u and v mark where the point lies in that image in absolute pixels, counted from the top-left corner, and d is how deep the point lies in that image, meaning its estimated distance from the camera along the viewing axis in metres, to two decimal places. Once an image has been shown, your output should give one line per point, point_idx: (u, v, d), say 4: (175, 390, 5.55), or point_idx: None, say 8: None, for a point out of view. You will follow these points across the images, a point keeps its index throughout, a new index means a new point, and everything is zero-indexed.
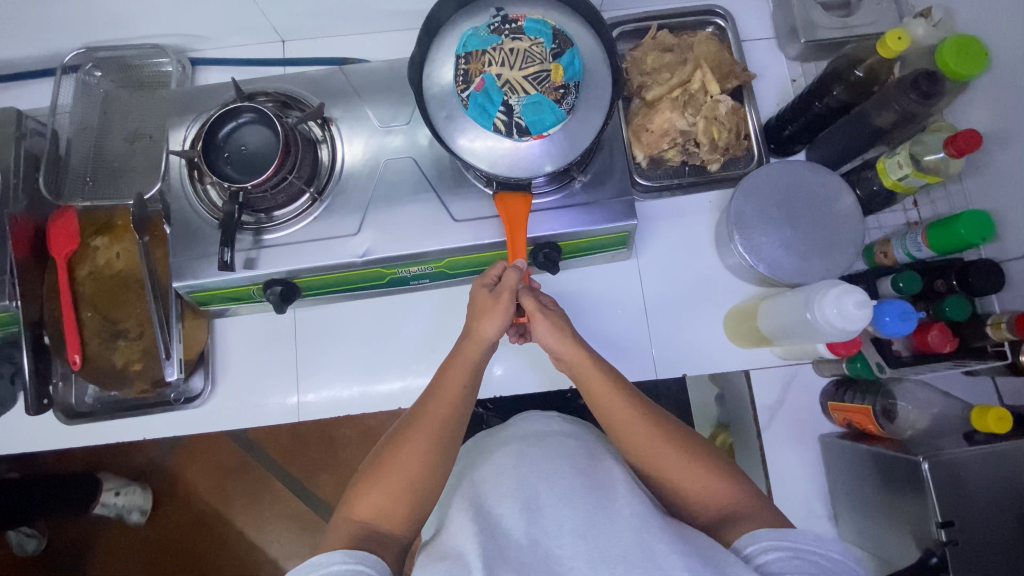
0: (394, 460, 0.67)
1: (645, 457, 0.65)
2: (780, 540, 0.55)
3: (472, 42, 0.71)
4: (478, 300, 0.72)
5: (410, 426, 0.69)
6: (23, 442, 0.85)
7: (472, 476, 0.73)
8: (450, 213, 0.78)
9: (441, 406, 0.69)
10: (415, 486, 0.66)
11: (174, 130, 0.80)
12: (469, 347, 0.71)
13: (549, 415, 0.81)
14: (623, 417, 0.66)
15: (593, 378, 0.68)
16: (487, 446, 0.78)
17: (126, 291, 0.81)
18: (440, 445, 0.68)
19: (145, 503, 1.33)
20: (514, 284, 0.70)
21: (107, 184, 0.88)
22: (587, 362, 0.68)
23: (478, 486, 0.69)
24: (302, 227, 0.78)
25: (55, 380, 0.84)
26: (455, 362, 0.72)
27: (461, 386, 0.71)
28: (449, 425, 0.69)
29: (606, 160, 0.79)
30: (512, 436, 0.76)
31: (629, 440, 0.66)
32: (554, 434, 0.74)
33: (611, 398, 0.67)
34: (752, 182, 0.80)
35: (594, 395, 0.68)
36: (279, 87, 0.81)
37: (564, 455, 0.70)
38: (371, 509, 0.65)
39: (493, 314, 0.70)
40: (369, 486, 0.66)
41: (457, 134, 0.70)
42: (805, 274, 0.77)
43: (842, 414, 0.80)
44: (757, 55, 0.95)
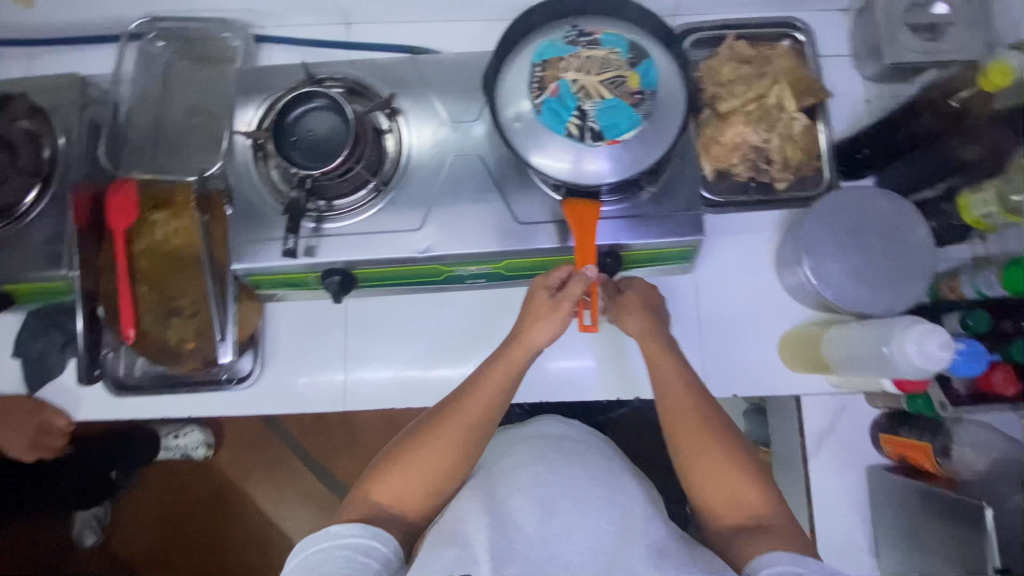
0: (417, 451, 0.67)
1: (695, 456, 0.65)
2: (796, 565, 0.56)
3: (549, 51, 0.69)
4: (535, 305, 0.70)
5: (439, 421, 0.68)
6: (76, 409, 0.87)
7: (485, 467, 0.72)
8: (514, 215, 0.77)
9: (473, 407, 0.68)
10: (432, 481, 0.67)
11: (241, 110, 0.79)
12: (514, 352, 0.70)
13: (560, 420, 0.80)
14: (681, 406, 0.67)
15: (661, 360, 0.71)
16: (505, 444, 0.76)
17: (182, 267, 0.80)
18: (464, 447, 0.67)
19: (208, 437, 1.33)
20: (577, 295, 0.68)
21: (164, 158, 0.85)
22: (655, 345, 0.72)
23: (491, 478, 0.69)
24: (364, 218, 0.77)
25: (105, 351, 0.83)
26: (497, 365, 0.70)
27: (500, 392, 0.69)
28: (479, 428, 0.68)
29: (676, 171, 0.77)
30: (526, 435, 0.75)
31: (681, 434, 0.66)
32: (580, 443, 0.75)
33: (673, 383, 0.69)
34: (825, 206, 0.78)
35: (658, 377, 0.70)
36: (349, 73, 0.80)
37: (580, 461, 0.71)
38: (386, 496, 0.66)
39: (547, 322, 0.69)
40: (388, 470, 0.67)
41: (528, 140, 0.68)
42: (871, 304, 0.75)
43: (896, 448, 0.80)
44: (832, 74, 0.92)
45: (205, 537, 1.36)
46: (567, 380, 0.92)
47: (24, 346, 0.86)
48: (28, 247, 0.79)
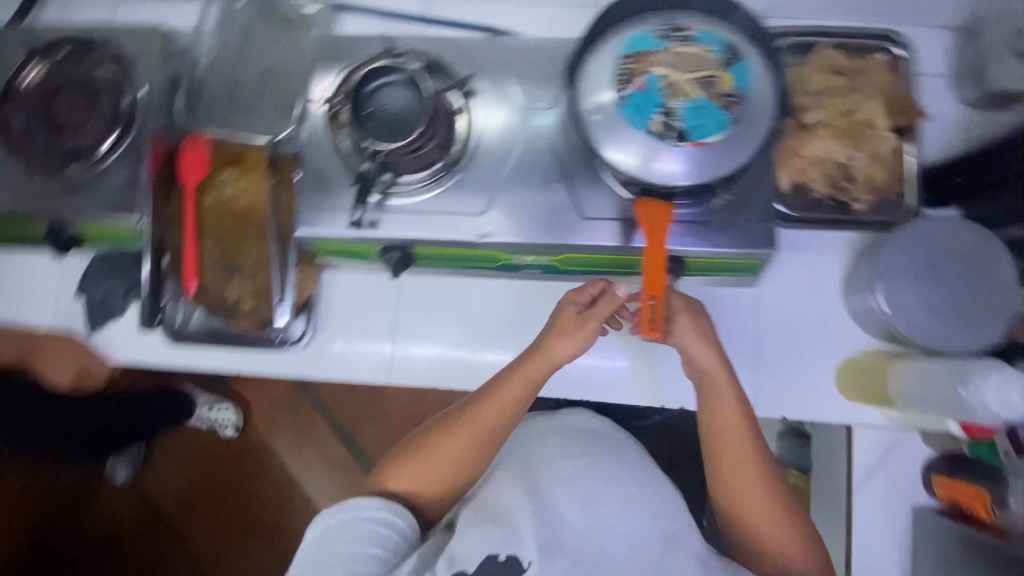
0: (432, 450, 0.71)
1: (742, 506, 0.70)
2: None
3: (640, 44, 0.67)
4: (561, 320, 0.69)
5: (453, 425, 0.71)
6: (135, 353, 0.90)
7: (526, 457, 0.77)
8: (580, 210, 0.75)
9: (487, 415, 0.70)
10: (448, 473, 0.71)
11: (320, 77, 0.80)
12: (533, 364, 0.69)
13: (584, 414, 0.84)
14: (740, 450, 0.69)
15: (724, 411, 0.70)
16: (540, 435, 0.80)
17: (246, 227, 0.81)
18: (477, 450, 0.71)
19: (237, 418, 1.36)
20: (604, 318, 0.67)
21: (237, 116, 0.86)
22: (725, 382, 0.70)
23: (534, 470, 0.75)
24: (430, 197, 0.77)
25: (165, 301, 0.85)
26: (517, 374, 0.70)
27: (516, 401, 0.70)
28: (492, 433, 0.71)
29: (754, 180, 0.73)
30: (558, 427, 0.81)
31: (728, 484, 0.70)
32: (614, 437, 0.80)
33: (733, 424, 0.69)
34: (908, 233, 0.74)
35: (715, 427, 0.70)
36: (429, 49, 0.79)
37: (617, 459, 0.76)
38: (408, 480, 0.72)
39: (571, 338, 0.68)
40: (406, 462, 0.72)
41: (607, 134, 0.66)
42: (943, 339, 0.72)
43: (947, 491, 0.77)
44: (926, 93, 0.87)
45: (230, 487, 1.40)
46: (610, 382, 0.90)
47: (90, 287, 0.90)
48: (102, 192, 0.82)
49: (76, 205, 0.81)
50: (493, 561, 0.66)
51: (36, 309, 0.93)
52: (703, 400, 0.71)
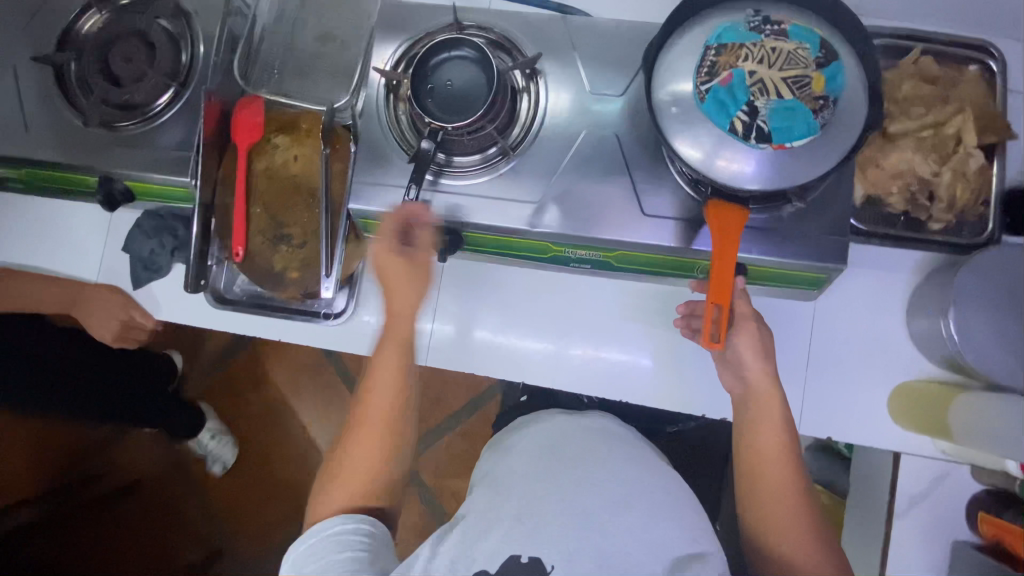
0: (347, 459, 0.67)
1: (781, 531, 0.62)
2: None
3: (728, 35, 0.63)
4: (384, 258, 0.71)
5: (356, 424, 0.69)
6: (178, 313, 0.91)
7: (550, 445, 0.65)
8: (641, 206, 0.72)
9: (380, 392, 0.69)
10: (379, 478, 0.66)
11: (381, 46, 0.76)
12: (398, 320, 0.73)
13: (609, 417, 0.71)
14: (777, 466, 0.65)
15: (768, 425, 0.66)
16: (565, 433, 0.67)
17: (296, 196, 0.80)
18: (386, 437, 0.68)
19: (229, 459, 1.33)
20: (429, 244, 0.72)
21: (292, 79, 0.86)
22: (772, 398, 0.67)
23: (559, 462, 0.62)
24: (486, 180, 0.74)
25: (211, 263, 0.86)
26: (391, 338, 0.72)
27: (402, 364, 0.71)
28: (392, 414, 0.69)
29: (830, 189, 0.69)
30: (586, 427, 0.68)
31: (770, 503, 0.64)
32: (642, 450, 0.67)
33: (773, 440, 0.66)
34: (985, 260, 0.70)
35: (757, 440, 0.66)
36: (496, 25, 0.76)
37: (653, 477, 0.63)
38: (343, 500, 0.65)
39: (412, 284, 0.72)
40: (329, 483, 0.67)
41: (683, 131, 0.63)
42: (1016, 376, 0.68)
43: (993, 530, 0.74)
44: (1018, 109, 0.81)
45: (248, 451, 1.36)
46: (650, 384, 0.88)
47: (135, 245, 0.89)
48: (155, 149, 0.81)
49: (129, 161, 0.81)
50: (515, 562, 0.55)
51: (83, 262, 0.93)
52: (744, 412, 0.68)
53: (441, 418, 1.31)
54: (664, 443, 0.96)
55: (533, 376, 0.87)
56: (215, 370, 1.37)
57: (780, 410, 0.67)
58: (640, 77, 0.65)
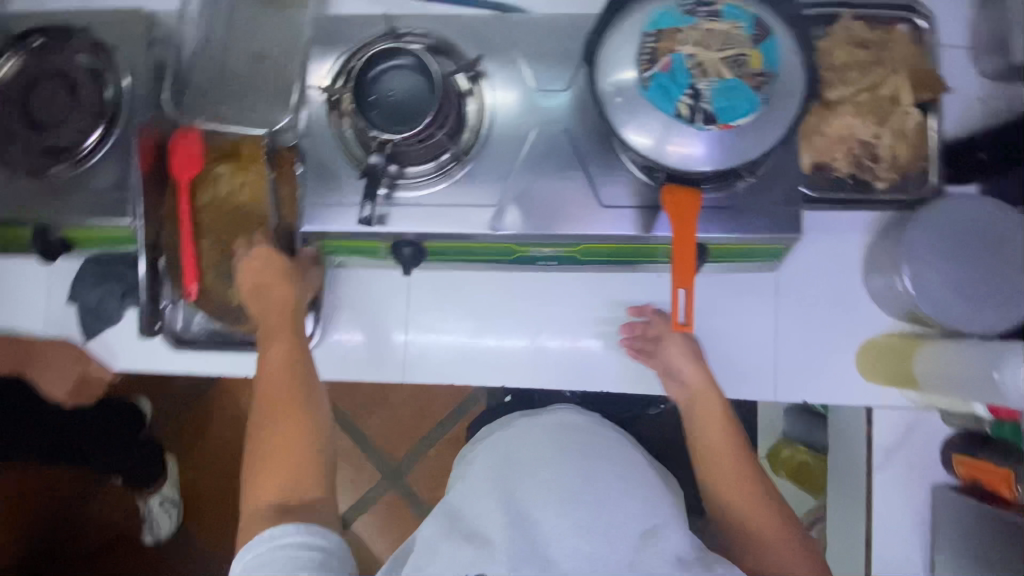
0: (267, 441, 0.66)
1: (747, 521, 0.68)
2: None
3: (664, 20, 0.63)
4: (257, 272, 0.75)
5: (262, 410, 0.68)
6: (134, 360, 0.87)
7: (505, 452, 0.66)
8: (599, 198, 0.72)
9: (277, 372, 0.70)
10: (303, 466, 0.64)
11: (319, 62, 0.74)
12: (274, 316, 0.75)
13: (572, 409, 0.73)
14: (729, 464, 0.70)
15: (714, 426, 0.73)
16: (531, 435, 0.67)
17: (247, 225, 0.78)
18: (301, 408, 0.68)
19: (163, 533, 1.23)
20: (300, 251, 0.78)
21: (227, 106, 0.80)
22: (714, 402, 0.74)
23: (511, 468, 0.63)
24: (441, 188, 0.73)
25: (164, 304, 0.82)
26: (274, 332, 0.74)
27: (292, 354, 0.72)
28: (297, 386, 0.69)
29: (778, 162, 0.70)
30: (546, 424, 0.68)
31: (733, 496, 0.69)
32: (602, 437, 0.68)
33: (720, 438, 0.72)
34: (933, 214, 0.73)
35: (710, 442, 0.72)
36: (434, 29, 0.75)
37: (607, 462, 0.64)
38: (271, 494, 0.63)
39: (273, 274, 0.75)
40: (260, 472, 0.64)
41: (631, 119, 0.63)
42: (971, 322, 0.71)
43: (968, 470, 0.78)
44: (948, 65, 0.84)
45: (225, 495, 1.26)
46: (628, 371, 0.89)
47: (81, 294, 0.85)
48: (90, 193, 0.77)
49: (63, 207, 0.77)
50: None
51: (28, 318, 0.88)
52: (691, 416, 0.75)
53: (428, 429, 1.29)
54: (650, 426, 0.97)
55: (514, 379, 0.86)
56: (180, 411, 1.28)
57: (723, 410, 0.73)
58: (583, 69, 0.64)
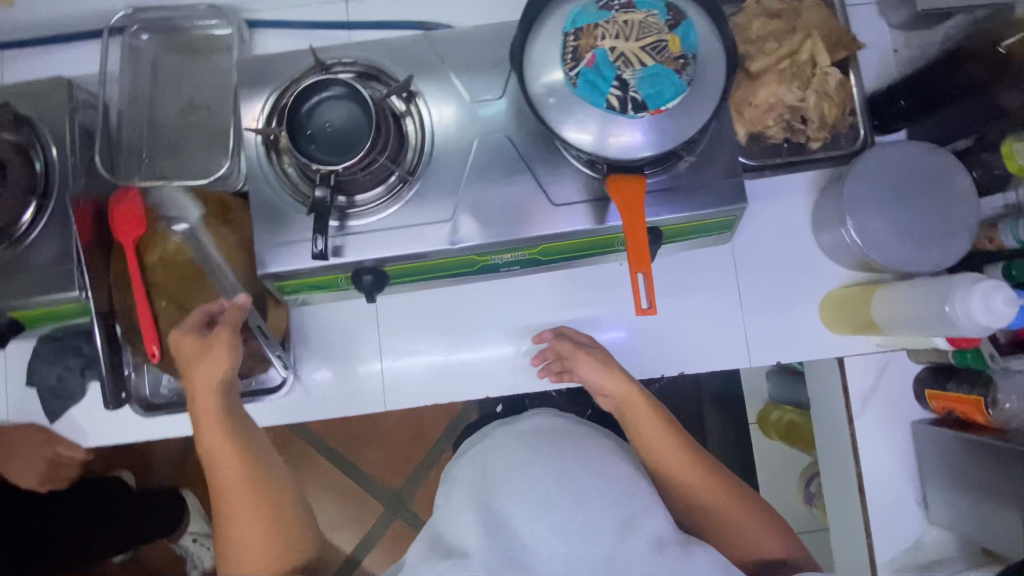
0: (233, 535, 0.61)
1: (705, 508, 0.66)
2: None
3: (581, 18, 0.65)
4: (185, 351, 0.69)
5: (218, 503, 0.62)
6: (104, 433, 0.84)
7: (480, 470, 0.64)
8: (549, 197, 0.73)
9: (227, 460, 0.63)
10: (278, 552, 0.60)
11: (249, 104, 0.73)
12: (206, 401, 0.66)
13: (545, 412, 0.72)
14: (673, 457, 0.68)
15: (652, 426, 0.70)
16: (507, 447, 0.65)
17: (201, 278, 0.76)
18: (262, 492, 0.62)
19: (208, 565, 1.25)
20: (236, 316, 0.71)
21: (165, 160, 0.82)
22: (642, 400, 0.72)
23: (488, 481, 0.61)
24: (393, 212, 0.73)
25: (128, 371, 0.81)
26: (210, 421, 0.65)
27: (238, 438, 0.65)
28: (252, 469, 0.63)
29: (714, 138, 0.72)
30: (519, 431, 0.67)
31: (684, 489, 0.67)
32: (576, 436, 0.66)
33: (658, 435, 0.69)
34: (865, 164, 0.76)
35: (648, 443, 0.69)
36: (361, 56, 0.75)
37: (582, 459, 0.61)
38: None
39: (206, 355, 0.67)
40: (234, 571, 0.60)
41: (566, 118, 0.65)
42: (919, 261, 0.74)
43: (941, 403, 0.80)
44: (858, 23, 0.88)
45: None
46: None
47: (39, 375, 0.82)
48: (33, 270, 0.74)
49: (5, 290, 0.73)
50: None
51: None
52: (624, 422, 0.73)
53: (424, 452, 1.28)
54: None
55: (497, 387, 0.87)
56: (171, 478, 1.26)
57: (651, 407, 0.71)
58: (511, 76, 0.65)
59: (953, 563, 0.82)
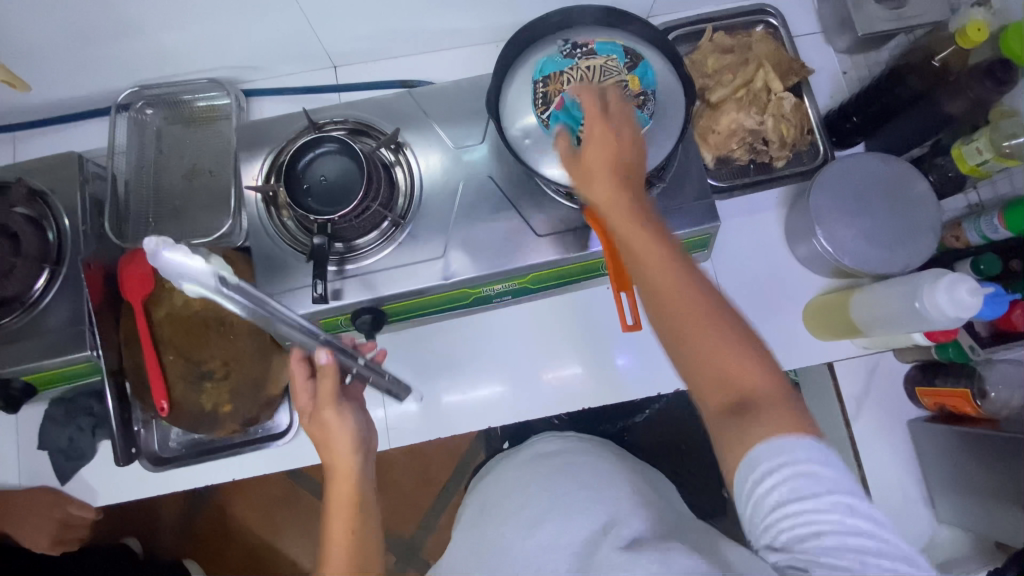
0: None
1: (674, 317, 0.50)
2: (781, 457, 0.43)
3: (548, 67, 0.71)
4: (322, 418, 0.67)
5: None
6: (113, 492, 0.85)
7: (488, 504, 0.70)
8: (533, 229, 0.77)
9: (338, 531, 0.63)
10: None
11: (248, 165, 0.79)
12: (341, 486, 0.66)
13: (554, 436, 0.76)
14: (645, 245, 0.53)
15: (638, 230, 0.54)
16: (512, 482, 0.70)
17: (205, 330, 0.79)
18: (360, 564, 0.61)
19: None
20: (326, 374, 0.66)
21: (169, 223, 0.87)
22: (607, 178, 0.57)
23: (491, 512, 0.68)
24: (387, 253, 0.77)
25: (137, 427, 0.83)
26: (334, 518, 0.64)
27: (352, 522, 0.63)
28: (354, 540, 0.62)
29: (683, 164, 0.77)
30: (526, 459, 0.73)
31: (668, 316, 0.51)
32: (577, 455, 0.71)
33: (632, 225, 0.54)
34: (828, 178, 0.81)
35: (620, 222, 0.55)
36: (351, 115, 0.81)
37: None
38: None
39: (332, 428, 0.66)
40: None
41: (541, 156, 0.70)
42: (890, 264, 0.77)
43: (932, 399, 0.82)
44: (807, 52, 0.96)
45: None
46: (605, 389, 0.89)
47: (49, 438, 0.84)
48: (44, 334, 0.77)
49: (17, 354, 0.76)
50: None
51: None
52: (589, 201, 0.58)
53: (434, 496, 1.27)
54: (636, 435, 1.03)
55: (499, 417, 0.89)
56: (181, 536, 1.25)
57: (622, 189, 0.56)
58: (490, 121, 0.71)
59: (969, 562, 0.82)
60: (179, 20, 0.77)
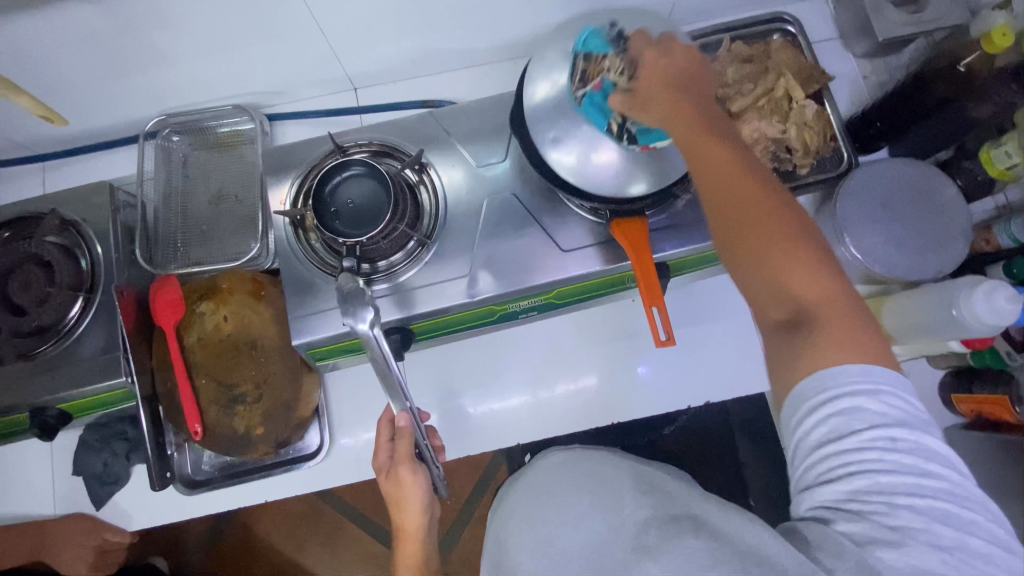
0: None
1: (742, 233, 0.52)
2: (854, 389, 0.45)
3: (592, 42, 0.63)
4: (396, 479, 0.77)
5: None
6: (146, 515, 0.86)
7: (510, 522, 0.69)
8: (557, 244, 0.77)
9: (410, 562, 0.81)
10: None
11: (274, 189, 0.80)
12: (408, 543, 0.81)
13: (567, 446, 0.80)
14: (720, 168, 0.53)
15: (723, 167, 0.53)
16: (533, 497, 0.69)
17: (237, 354, 0.80)
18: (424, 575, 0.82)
19: None
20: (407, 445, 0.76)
21: (198, 248, 0.88)
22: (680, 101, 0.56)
23: (514, 531, 0.67)
24: (414, 273, 0.78)
25: (171, 451, 0.84)
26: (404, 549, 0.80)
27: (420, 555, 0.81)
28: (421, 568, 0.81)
29: None
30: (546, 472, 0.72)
31: (746, 238, 0.52)
32: (597, 471, 0.71)
33: (709, 149, 0.54)
34: (855, 184, 0.80)
35: (693, 144, 0.54)
36: (374, 137, 0.82)
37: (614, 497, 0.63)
38: None
39: (408, 488, 0.77)
40: None
41: (566, 157, 0.66)
42: (921, 270, 0.77)
43: (969, 406, 0.80)
44: (826, 57, 0.96)
45: None
46: (632, 401, 0.88)
47: (84, 463, 0.85)
48: (80, 361, 0.78)
49: (54, 382, 0.77)
50: None
51: (35, 500, 0.87)
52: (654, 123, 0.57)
53: (457, 510, 1.27)
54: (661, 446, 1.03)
55: (525, 433, 0.89)
56: (206, 555, 1.26)
57: (698, 112, 0.55)
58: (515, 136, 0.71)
59: None
60: (206, 48, 0.79)
